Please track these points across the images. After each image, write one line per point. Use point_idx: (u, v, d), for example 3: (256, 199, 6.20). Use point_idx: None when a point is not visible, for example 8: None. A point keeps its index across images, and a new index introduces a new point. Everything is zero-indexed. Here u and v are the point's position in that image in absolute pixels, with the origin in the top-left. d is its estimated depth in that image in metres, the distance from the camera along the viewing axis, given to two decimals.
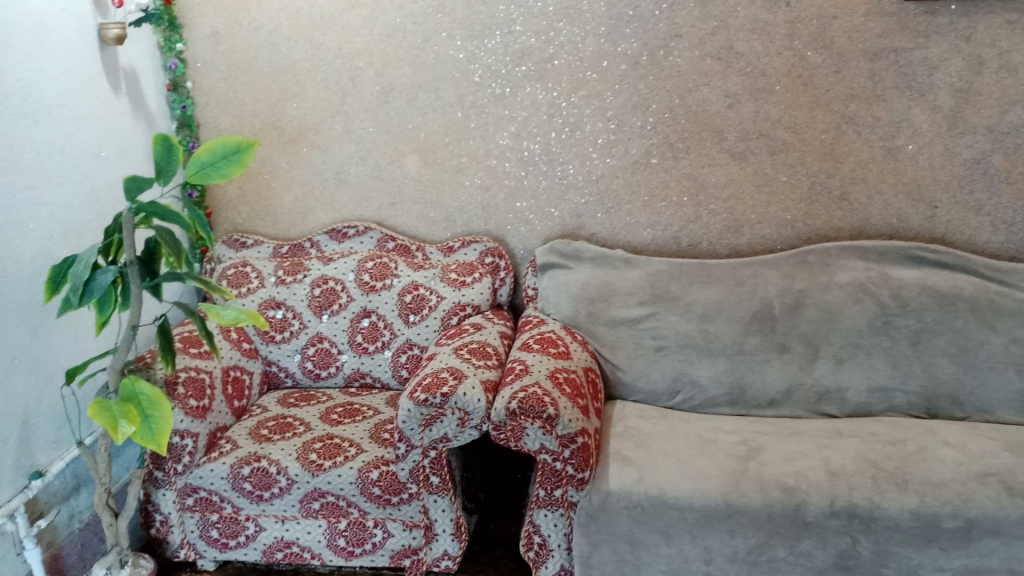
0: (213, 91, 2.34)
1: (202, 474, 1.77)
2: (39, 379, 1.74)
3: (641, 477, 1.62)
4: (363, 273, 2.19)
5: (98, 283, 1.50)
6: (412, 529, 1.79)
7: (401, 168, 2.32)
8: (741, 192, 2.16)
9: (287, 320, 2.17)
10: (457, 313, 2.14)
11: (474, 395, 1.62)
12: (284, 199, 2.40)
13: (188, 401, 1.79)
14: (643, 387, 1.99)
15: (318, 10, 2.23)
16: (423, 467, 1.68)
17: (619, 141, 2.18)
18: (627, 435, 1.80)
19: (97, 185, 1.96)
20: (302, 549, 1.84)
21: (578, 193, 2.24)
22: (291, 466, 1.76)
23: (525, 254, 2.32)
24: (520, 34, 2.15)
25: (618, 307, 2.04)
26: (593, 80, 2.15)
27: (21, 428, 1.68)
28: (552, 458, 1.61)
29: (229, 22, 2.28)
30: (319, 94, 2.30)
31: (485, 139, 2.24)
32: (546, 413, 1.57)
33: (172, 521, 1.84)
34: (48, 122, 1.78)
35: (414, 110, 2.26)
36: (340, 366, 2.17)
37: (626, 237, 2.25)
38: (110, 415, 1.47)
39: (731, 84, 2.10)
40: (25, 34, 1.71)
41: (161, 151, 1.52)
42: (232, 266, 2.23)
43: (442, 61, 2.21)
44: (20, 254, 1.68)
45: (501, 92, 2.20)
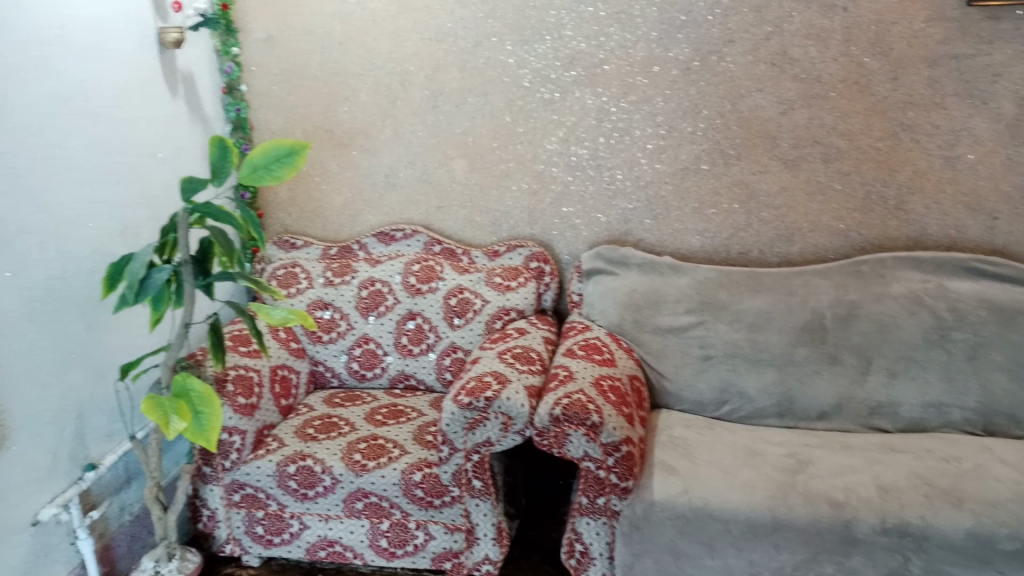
0: (268, 94, 2.38)
1: (249, 471, 1.80)
2: (94, 374, 1.78)
3: (686, 488, 1.60)
4: (410, 276, 2.20)
5: (153, 282, 1.53)
6: (453, 532, 1.79)
7: (449, 172, 2.33)
8: (793, 200, 2.12)
9: (335, 321, 2.20)
10: (502, 317, 2.14)
11: (518, 400, 1.62)
12: (333, 202, 2.43)
13: (237, 398, 1.82)
14: (689, 397, 1.97)
15: (371, 15, 2.26)
16: (466, 470, 1.69)
17: (669, 147, 2.16)
18: (672, 444, 1.77)
19: (154, 184, 2.01)
20: (344, 548, 1.85)
21: (626, 199, 2.22)
22: (336, 466, 1.78)
23: (570, 259, 2.31)
24: (571, 39, 2.14)
25: (665, 315, 2.03)
26: (644, 85, 2.13)
27: (76, 421, 1.73)
28: (596, 465, 1.59)
29: (284, 26, 2.32)
30: (369, 97, 2.32)
31: (533, 144, 2.24)
32: (591, 421, 1.56)
33: (219, 517, 1.87)
34: (108, 122, 1.83)
35: (463, 114, 2.27)
36: (385, 367, 2.19)
37: (674, 244, 2.23)
38: (163, 411, 1.49)
39: (784, 91, 2.07)
40: (88, 37, 1.76)
41: (217, 153, 1.55)
42: (282, 267, 2.27)
43: (492, 66, 2.21)
44: (79, 251, 1.72)
45: (550, 96, 2.20)
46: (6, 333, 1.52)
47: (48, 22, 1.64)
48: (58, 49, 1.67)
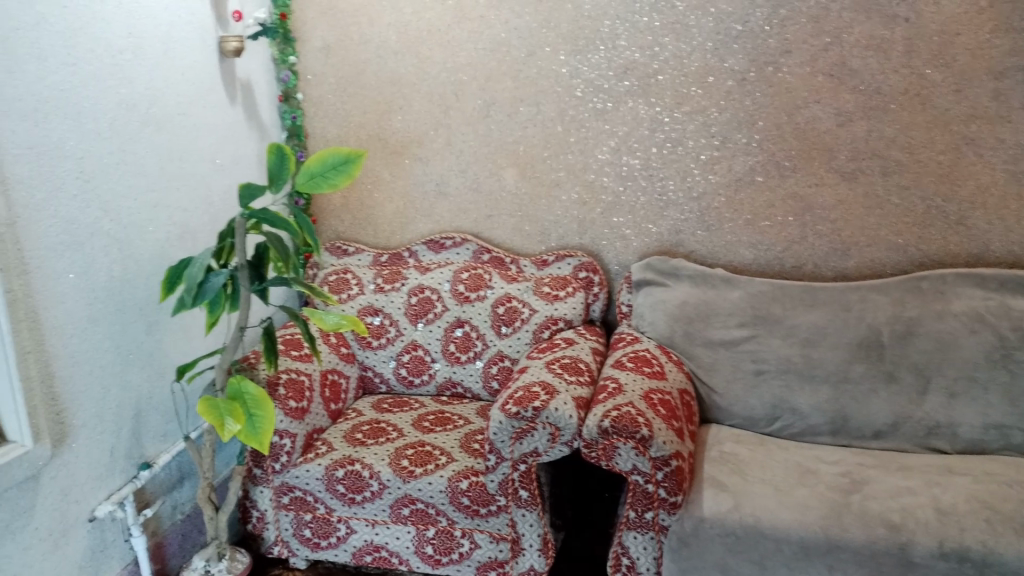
0: (323, 102, 2.42)
1: (298, 474, 1.82)
2: (152, 374, 1.82)
3: (737, 505, 1.58)
4: (459, 284, 2.21)
5: (210, 286, 1.56)
6: (499, 542, 1.78)
7: (499, 181, 2.34)
8: (850, 214, 2.08)
9: (384, 327, 2.22)
10: (549, 327, 2.13)
11: (566, 412, 1.61)
12: (384, 209, 2.46)
13: (288, 402, 1.84)
14: (740, 412, 1.95)
15: (426, 25, 2.28)
16: (512, 480, 1.68)
17: (723, 158, 2.13)
18: (722, 460, 1.75)
19: (213, 190, 2.05)
20: (390, 554, 1.86)
21: (678, 210, 2.20)
22: (383, 472, 1.78)
23: (619, 270, 2.30)
24: (625, 49, 2.13)
25: (716, 328, 2.00)
26: (698, 96, 2.11)
27: (133, 421, 1.77)
28: (644, 479, 1.57)
29: (341, 36, 2.35)
30: (423, 106, 2.34)
31: (584, 154, 2.24)
32: (640, 434, 1.54)
33: (269, 518, 1.90)
34: (171, 129, 1.87)
35: (515, 123, 2.28)
36: (433, 374, 2.20)
37: (726, 256, 2.20)
38: (218, 413, 1.52)
39: (843, 102, 2.03)
40: (154, 45, 1.80)
41: (275, 161, 1.58)
42: (334, 273, 2.30)
43: (545, 75, 2.22)
44: (141, 255, 1.77)
45: (602, 106, 2.19)
46: (70, 333, 1.56)
47: (118, 32, 1.68)
48: (127, 58, 1.71)
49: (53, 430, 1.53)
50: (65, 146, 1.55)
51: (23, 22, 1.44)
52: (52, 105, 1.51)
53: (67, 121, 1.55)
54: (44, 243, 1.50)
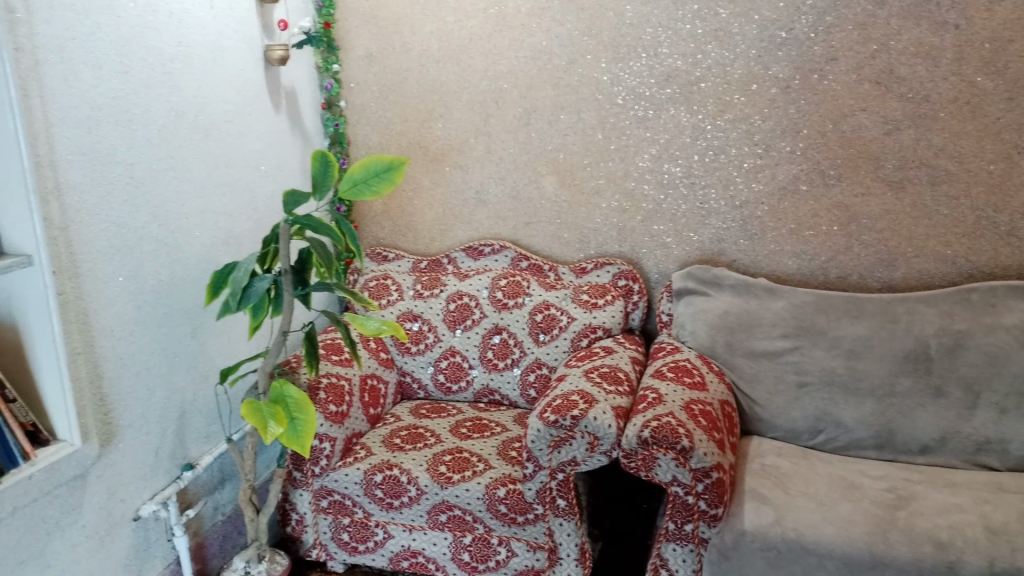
0: (366, 110, 2.45)
1: (338, 478, 1.83)
2: (196, 376, 1.85)
3: (779, 518, 1.55)
4: (497, 291, 2.21)
5: (254, 290, 1.58)
6: (536, 551, 1.77)
7: (539, 189, 2.33)
8: (897, 224, 2.04)
9: (423, 333, 2.23)
10: (588, 335, 2.12)
11: (605, 421, 1.59)
12: (424, 216, 2.48)
13: (328, 406, 1.86)
14: (782, 425, 1.92)
15: (468, 33, 2.29)
16: (550, 488, 1.67)
17: (766, 166, 2.11)
18: (764, 473, 1.73)
19: (257, 196, 2.08)
20: (426, 560, 1.87)
21: (720, 218, 2.18)
22: (421, 477, 1.79)
23: (659, 278, 2.28)
24: (667, 56, 2.12)
25: (758, 339, 1.98)
26: (741, 104, 2.09)
27: (177, 422, 1.79)
28: (684, 491, 1.56)
29: (383, 44, 2.38)
30: (464, 114, 2.36)
31: (624, 161, 2.22)
32: (681, 445, 1.52)
33: (307, 521, 1.91)
34: (218, 136, 1.90)
35: (555, 131, 2.28)
36: (470, 381, 2.20)
37: (770, 265, 2.17)
38: (261, 416, 1.54)
39: (890, 111, 1.99)
40: (203, 54, 1.84)
41: (319, 168, 1.60)
42: (374, 279, 2.33)
43: (586, 83, 2.21)
44: (188, 259, 1.80)
45: (644, 113, 2.18)
46: (118, 335, 1.60)
47: (168, 41, 1.72)
48: (177, 67, 1.75)
49: (100, 430, 1.56)
50: (116, 153, 1.58)
51: (78, 32, 1.48)
52: (105, 112, 1.55)
53: (119, 128, 1.58)
54: (96, 247, 1.54)
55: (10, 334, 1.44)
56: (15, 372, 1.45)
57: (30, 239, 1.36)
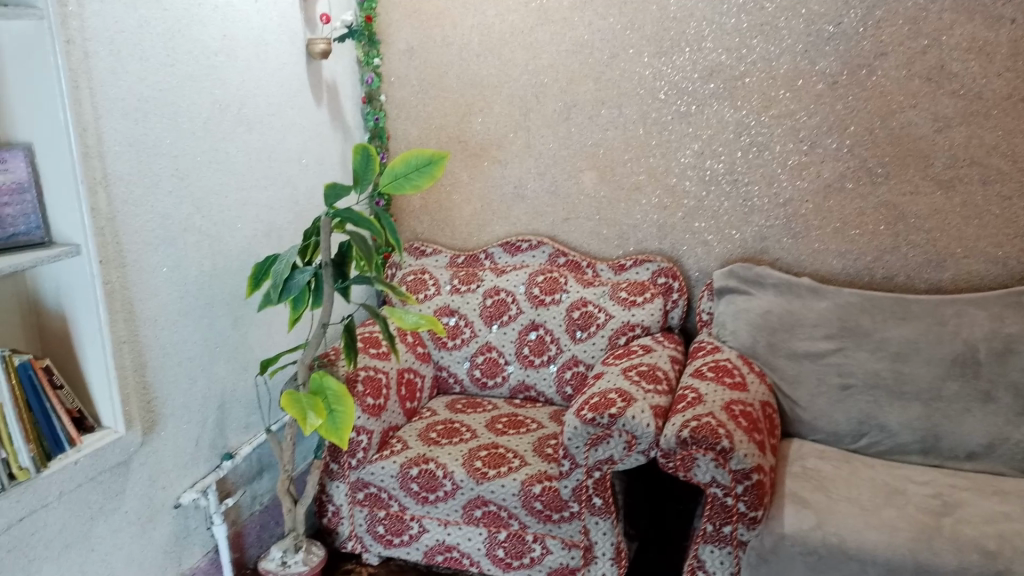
0: (405, 104, 2.46)
1: (374, 470, 1.84)
2: (236, 367, 1.87)
3: (820, 523, 1.52)
4: (534, 287, 2.20)
5: (295, 282, 1.59)
6: (571, 549, 1.76)
7: (578, 184, 2.32)
8: (946, 223, 1.99)
9: (460, 327, 2.23)
10: (626, 333, 2.10)
11: (643, 420, 1.58)
12: (463, 211, 2.48)
13: (365, 398, 1.87)
14: (824, 427, 1.88)
15: (509, 27, 2.28)
16: (586, 487, 1.66)
17: (811, 163, 2.07)
18: (804, 476, 1.70)
19: (298, 189, 2.10)
20: (461, 555, 1.86)
21: (763, 216, 2.14)
22: (457, 472, 1.79)
23: (700, 276, 2.25)
24: (711, 51, 2.09)
25: (802, 339, 1.95)
26: (786, 100, 2.05)
27: (218, 411, 1.81)
28: (723, 492, 1.54)
29: (425, 38, 2.38)
30: (504, 109, 2.35)
31: (666, 157, 2.20)
32: (720, 446, 1.50)
33: (344, 513, 1.93)
34: (260, 129, 1.92)
35: (596, 126, 2.26)
36: (506, 377, 2.20)
37: (813, 264, 2.13)
38: (301, 407, 1.55)
39: (941, 107, 1.94)
40: (247, 47, 1.85)
41: (360, 161, 1.61)
42: (412, 274, 2.34)
43: (628, 78, 2.19)
44: (230, 251, 1.82)
45: (686, 109, 2.15)
46: (162, 325, 1.62)
47: (213, 34, 1.73)
48: (222, 60, 1.77)
49: (143, 417, 1.58)
50: (162, 145, 1.60)
51: (126, 25, 1.50)
52: (152, 104, 1.57)
53: (165, 120, 1.60)
54: (142, 238, 1.56)
55: (59, 322, 1.47)
56: (64, 359, 1.48)
57: (77, 229, 1.39)
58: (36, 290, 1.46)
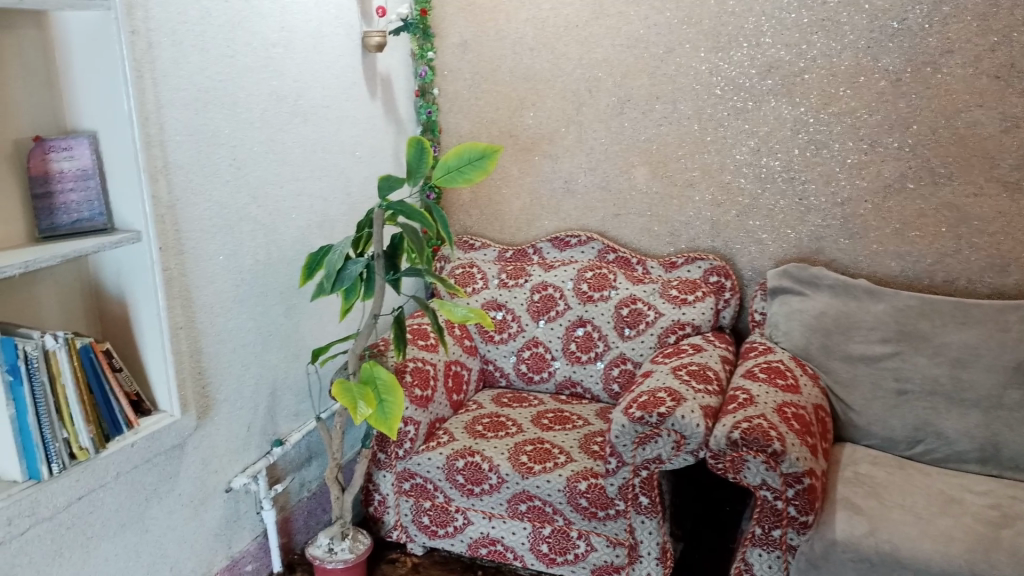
0: (458, 98, 2.47)
1: (420, 461, 1.86)
2: (288, 355, 1.90)
3: (873, 530, 1.49)
4: (582, 283, 2.19)
5: (348, 273, 1.60)
6: (616, 547, 1.75)
7: (630, 180, 2.30)
8: (1012, 226, 1.92)
9: (507, 321, 2.23)
10: (675, 332, 2.07)
11: (693, 420, 1.56)
12: (513, 206, 2.48)
13: (413, 389, 1.89)
14: (878, 432, 1.84)
15: (564, 21, 2.27)
16: (632, 485, 1.64)
17: (871, 162, 2.02)
18: (857, 481, 1.66)
19: (352, 181, 2.11)
20: (505, 548, 1.86)
21: (820, 215, 2.10)
22: (502, 465, 1.79)
23: (753, 276, 2.22)
24: (769, 47, 2.05)
25: (857, 342, 1.91)
26: (847, 97, 2.01)
27: (269, 399, 1.84)
28: (773, 495, 1.52)
29: (480, 32, 2.39)
30: (556, 103, 2.34)
31: (720, 154, 2.17)
32: (771, 448, 1.47)
33: (389, 502, 1.95)
34: (316, 120, 1.94)
35: (649, 121, 2.23)
36: (553, 372, 2.19)
37: (871, 266, 2.08)
38: (351, 396, 1.57)
39: (1009, 106, 1.87)
40: (305, 40, 1.87)
41: (414, 154, 1.62)
42: (460, 267, 2.34)
43: (684, 73, 2.16)
44: (285, 241, 1.85)
45: (743, 105, 2.11)
46: (217, 311, 1.65)
47: (272, 26, 1.75)
48: (280, 51, 1.79)
49: (198, 402, 1.62)
50: (221, 135, 1.63)
51: (189, 17, 1.52)
52: (212, 94, 1.60)
53: (223, 110, 1.63)
54: (199, 227, 1.59)
55: (118, 306, 1.50)
56: (122, 343, 1.52)
57: (139, 217, 1.42)
58: (98, 275, 1.50)
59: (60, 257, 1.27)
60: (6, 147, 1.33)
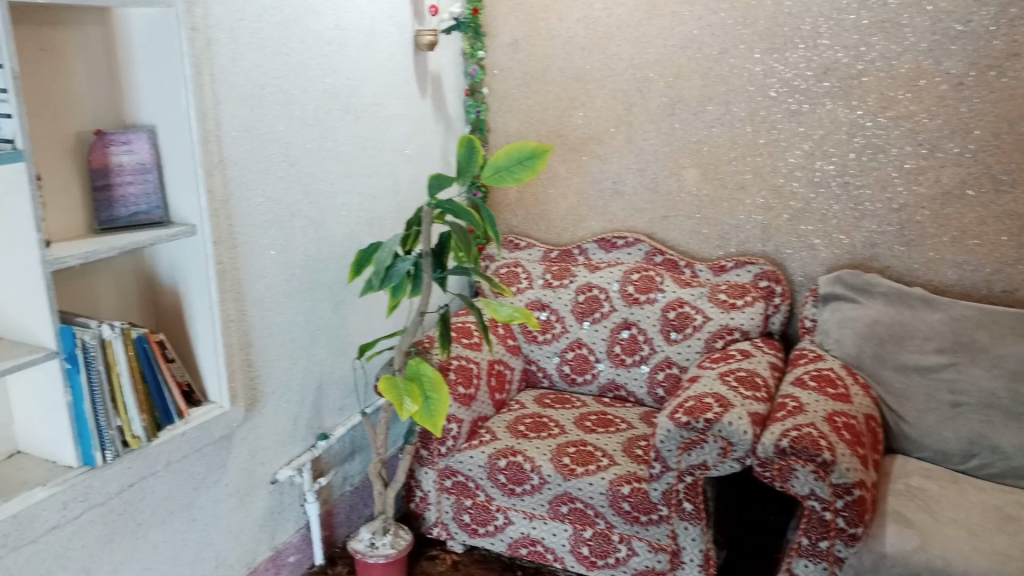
0: (507, 97, 2.47)
1: (462, 459, 1.87)
2: (335, 350, 1.91)
3: (925, 545, 1.45)
4: (628, 285, 2.17)
5: (396, 271, 1.61)
6: (658, 552, 1.73)
7: (680, 182, 2.27)
8: None
9: (550, 322, 2.23)
10: (723, 336, 2.04)
11: (741, 427, 1.53)
12: (559, 206, 2.48)
13: (456, 387, 1.90)
14: (931, 445, 1.79)
15: (616, 20, 2.25)
16: (676, 491, 1.62)
17: (929, 168, 1.97)
18: (909, 494, 1.62)
19: (400, 179, 2.13)
20: (545, 549, 1.86)
21: (874, 221, 2.05)
22: (545, 466, 1.78)
23: (803, 281, 2.18)
24: (826, 48, 2.01)
25: (911, 352, 1.86)
26: (906, 101, 1.96)
27: (316, 393, 1.86)
28: (821, 506, 1.49)
29: (531, 32, 2.38)
30: (606, 103, 2.32)
31: (773, 157, 2.13)
32: (821, 458, 1.45)
33: (431, 499, 1.95)
34: (367, 118, 1.95)
35: (701, 122, 2.21)
36: (596, 374, 2.18)
37: (926, 274, 2.03)
38: (397, 392, 1.58)
39: None
40: (358, 38, 1.88)
41: (464, 154, 1.62)
42: (505, 266, 2.34)
43: (737, 74, 2.13)
44: (334, 237, 1.87)
45: (798, 107, 2.08)
46: (267, 305, 1.67)
47: (327, 23, 1.77)
48: (334, 49, 1.81)
49: (246, 394, 1.64)
50: (275, 131, 1.65)
51: (246, 14, 1.54)
52: (267, 91, 1.62)
53: (277, 106, 1.65)
54: (251, 222, 1.61)
55: (172, 298, 1.53)
56: (176, 334, 1.55)
57: (195, 211, 1.44)
58: (153, 267, 1.53)
59: (118, 249, 1.30)
60: (67, 139, 1.37)
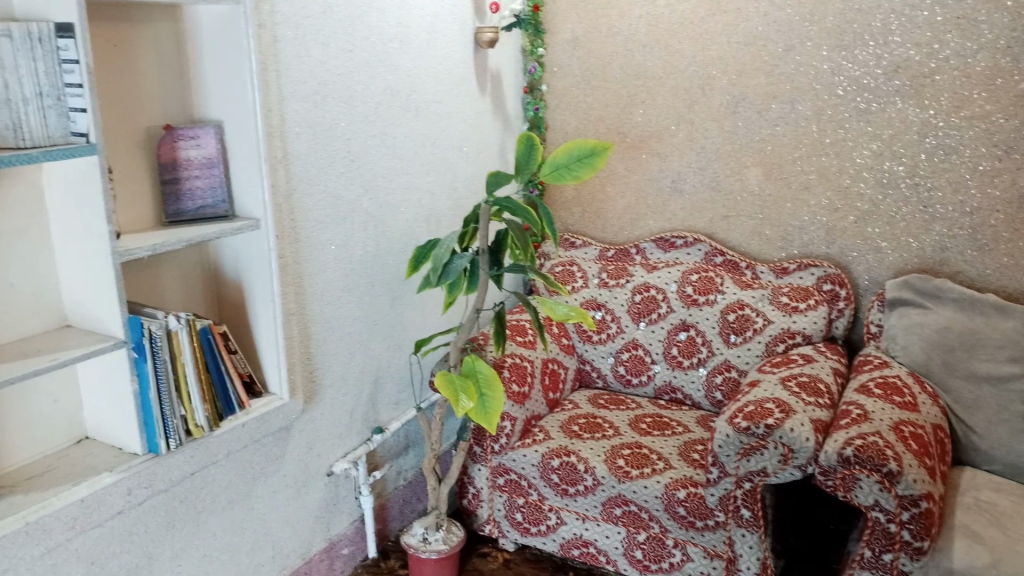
0: (567, 95, 2.46)
1: (515, 457, 1.86)
2: (392, 345, 1.93)
3: (995, 561, 1.39)
4: (687, 286, 2.14)
5: (453, 267, 1.61)
6: (713, 559, 1.70)
7: (742, 182, 2.23)
8: None
9: (606, 322, 2.21)
10: (785, 340, 2.00)
11: (803, 433, 1.50)
12: (617, 205, 2.46)
13: (510, 385, 1.89)
14: (1002, 458, 1.72)
15: (679, 17, 2.22)
16: (734, 497, 1.59)
17: (1006, 170, 1.89)
18: (979, 508, 1.56)
19: (459, 176, 2.13)
20: (598, 551, 1.84)
21: (945, 224, 1.98)
22: (598, 467, 1.77)
23: (869, 284, 2.11)
24: (898, 45, 1.95)
25: (982, 360, 1.80)
26: (981, 100, 1.89)
27: (372, 387, 1.88)
28: (886, 518, 1.45)
29: (592, 29, 2.37)
30: (667, 101, 2.29)
31: (839, 157, 2.08)
32: (887, 468, 1.41)
33: (483, 496, 1.96)
34: (427, 114, 1.96)
35: (765, 121, 2.16)
36: (652, 376, 2.16)
37: (1000, 280, 1.95)
38: (453, 388, 1.58)
39: None
40: (420, 34, 1.89)
41: (523, 151, 1.60)
42: (560, 265, 2.33)
43: (803, 72, 2.08)
44: (393, 233, 1.88)
45: (866, 106, 2.02)
46: (327, 300, 1.69)
47: (390, 21, 1.78)
48: (396, 47, 1.82)
49: (305, 387, 1.67)
50: (337, 128, 1.66)
51: (312, 11, 1.56)
52: (330, 87, 1.63)
53: (340, 103, 1.66)
54: (312, 217, 1.63)
55: (236, 291, 1.55)
56: (238, 326, 1.58)
57: (258, 204, 1.46)
58: (218, 260, 1.56)
59: (185, 241, 1.32)
60: (138, 134, 1.41)
